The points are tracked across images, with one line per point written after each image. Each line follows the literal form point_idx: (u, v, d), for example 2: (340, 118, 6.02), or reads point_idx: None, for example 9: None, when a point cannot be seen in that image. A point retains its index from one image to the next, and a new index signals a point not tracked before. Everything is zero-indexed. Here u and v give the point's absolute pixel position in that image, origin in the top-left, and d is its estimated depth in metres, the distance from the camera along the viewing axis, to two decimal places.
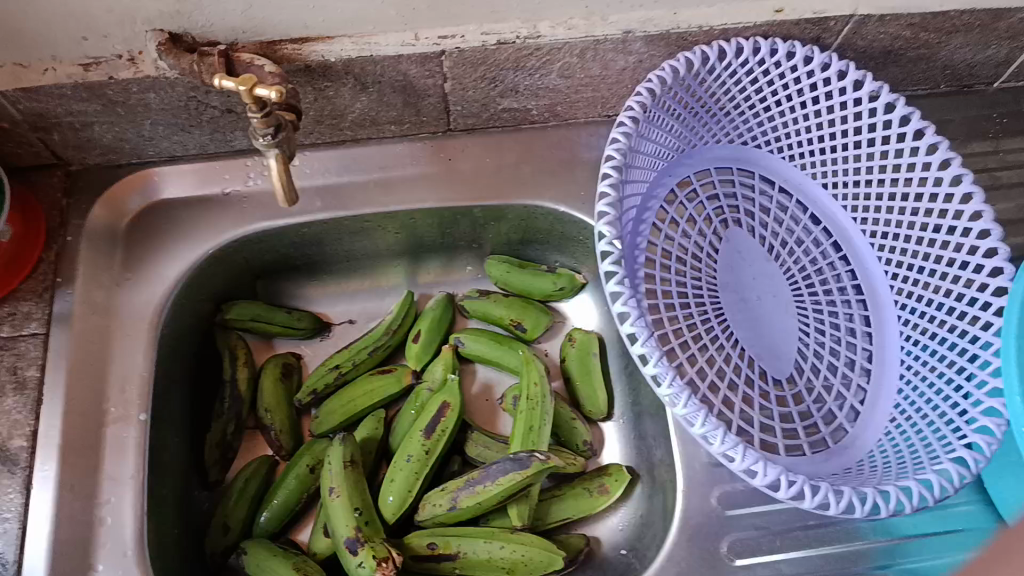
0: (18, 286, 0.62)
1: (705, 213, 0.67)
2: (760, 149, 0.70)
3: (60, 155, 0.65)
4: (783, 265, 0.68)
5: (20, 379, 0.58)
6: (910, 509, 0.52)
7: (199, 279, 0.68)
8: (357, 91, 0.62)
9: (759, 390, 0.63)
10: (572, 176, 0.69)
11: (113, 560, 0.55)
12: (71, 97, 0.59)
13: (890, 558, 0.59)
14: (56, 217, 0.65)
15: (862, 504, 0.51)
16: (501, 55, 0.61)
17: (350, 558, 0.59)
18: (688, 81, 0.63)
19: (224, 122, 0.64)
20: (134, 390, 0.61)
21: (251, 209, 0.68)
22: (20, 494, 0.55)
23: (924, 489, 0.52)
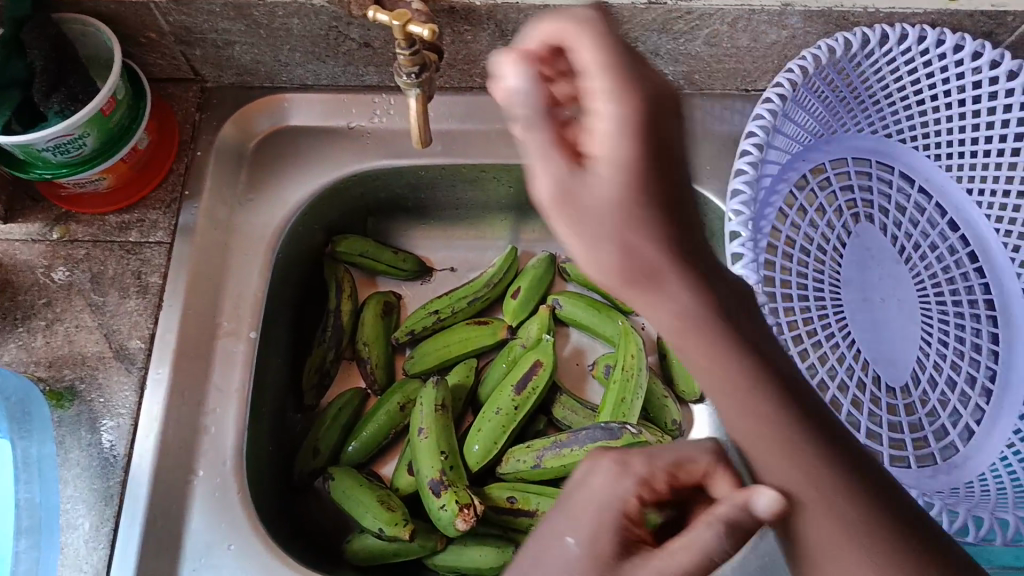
0: (147, 194, 0.64)
1: (836, 204, 0.63)
2: (904, 144, 0.64)
3: (198, 70, 0.66)
4: (913, 268, 0.64)
5: (143, 283, 0.61)
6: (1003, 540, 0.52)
7: (317, 210, 0.69)
8: (495, 37, 0.60)
9: (871, 396, 0.60)
10: (699, 150, 0.66)
11: (213, 465, 0.58)
12: (219, 15, 0.58)
13: None
14: (188, 131, 0.66)
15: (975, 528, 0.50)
16: (649, 15, 0.57)
17: (433, 499, 0.60)
18: (840, 62, 0.58)
19: (359, 56, 0.63)
20: (248, 308, 0.63)
21: (371, 145, 0.68)
22: (134, 392, 0.58)
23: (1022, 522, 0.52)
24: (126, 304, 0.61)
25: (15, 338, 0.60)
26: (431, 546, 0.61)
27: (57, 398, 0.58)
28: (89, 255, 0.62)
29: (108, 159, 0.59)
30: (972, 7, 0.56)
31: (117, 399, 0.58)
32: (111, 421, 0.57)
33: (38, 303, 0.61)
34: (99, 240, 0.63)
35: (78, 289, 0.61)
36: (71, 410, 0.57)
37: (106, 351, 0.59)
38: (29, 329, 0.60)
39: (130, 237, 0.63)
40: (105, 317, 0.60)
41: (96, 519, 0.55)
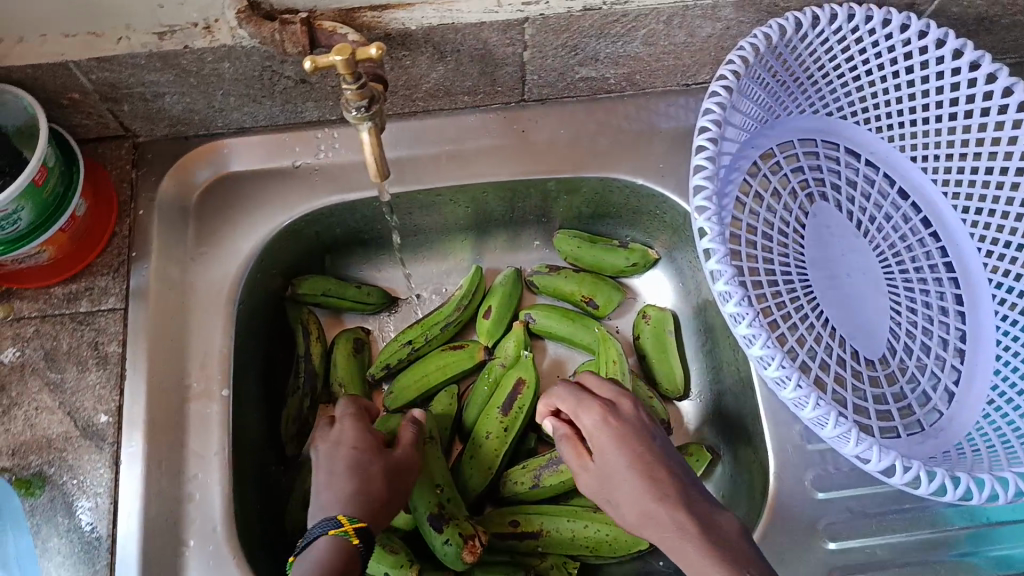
0: (92, 261, 0.61)
1: (789, 186, 0.65)
2: (845, 119, 0.66)
3: (129, 126, 0.63)
4: (873, 241, 0.65)
5: (102, 354, 0.59)
6: (1004, 500, 0.50)
7: (272, 254, 0.67)
8: (435, 60, 0.59)
9: (850, 370, 0.61)
10: (650, 149, 0.67)
11: (203, 534, 0.56)
12: (144, 67, 0.56)
13: (978, 545, 0.58)
14: (126, 188, 0.64)
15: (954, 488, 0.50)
16: (586, 22, 0.57)
17: (435, 535, 0.60)
18: (777, 49, 0.59)
19: (296, 93, 0.61)
20: (216, 365, 0.61)
21: (322, 182, 0.66)
22: (110, 469, 0.56)
23: (1022, 480, 0.51)
24: (87, 378, 0.58)
25: None
26: None
27: (27, 486, 0.55)
28: (39, 331, 0.60)
29: (46, 231, 0.56)
30: None
31: (92, 478, 0.56)
32: (88, 502, 0.55)
33: None
34: (46, 315, 0.60)
35: (31, 368, 0.59)
36: (43, 497, 0.55)
37: (72, 431, 0.57)
38: None
39: (80, 307, 0.60)
40: (66, 395, 0.58)
41: None
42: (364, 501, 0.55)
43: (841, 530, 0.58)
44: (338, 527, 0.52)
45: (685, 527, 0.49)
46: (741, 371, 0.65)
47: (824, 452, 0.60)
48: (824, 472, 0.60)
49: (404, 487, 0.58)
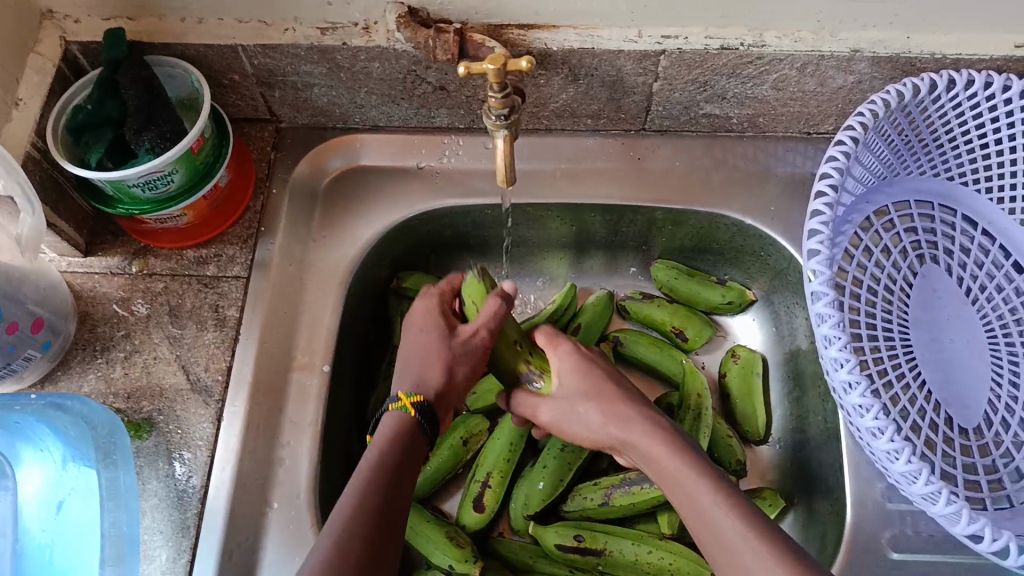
0: (224, 230, 0.66)
1: (901, 245, 0.64)
2: (968, 187, 0.65)
3: (275, 112, 0.68)
4: (980, 309, 0.64)
5: (220, 316, 0.63)
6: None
7: (384, 246, 0.70)
8: (567, 81, 0.62)
9: (943, 435, 0.60)
10: (763, 191, 0.67)
11: (287, 499, 0.59)
12: (302, 57, 0.60)
13: None
14: (263, 168, 0.68)
15: None
16: (720, 60, 0.59)
17: (473, 488, 0.66)
18: (907, 107, 0.60)
19: (432, 99, 0.65)
20: (320, 342, 0.64)
21: (441, 184, 0.69)
22: (212, 424, 0.60)
23: None
24: (203, 337, 0.62)
25: (94, 368, 0.61)
26: None
27: (136, 429, 0.59)
28: (167, 288, 0.64)
29: (192, 196, 0.61)
30: None
31: (195, 430, 0.59)
32: (188, 452, 0.59)
33: (117, 335, 0.62)
34: (176, 274, 0.64)
35: (156, 320, 0.63)
36: (149, 441, 0.59)
37: (183, 383, 0.61)
38: (108, 360, 0.62)
39: (207, 270, 0.64)
40: (182, 350, 0.62)
41: (173, 550, 0.56)
42: (428, 377, 0.55)
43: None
44: (396, 402, 0.54)
45: (658, 434, 0.52)
46: (827, 422, 0.64)
47: (904, 513, 0.59)
48: (902, 535, 0.58)
49: (467, 365, 0.56)
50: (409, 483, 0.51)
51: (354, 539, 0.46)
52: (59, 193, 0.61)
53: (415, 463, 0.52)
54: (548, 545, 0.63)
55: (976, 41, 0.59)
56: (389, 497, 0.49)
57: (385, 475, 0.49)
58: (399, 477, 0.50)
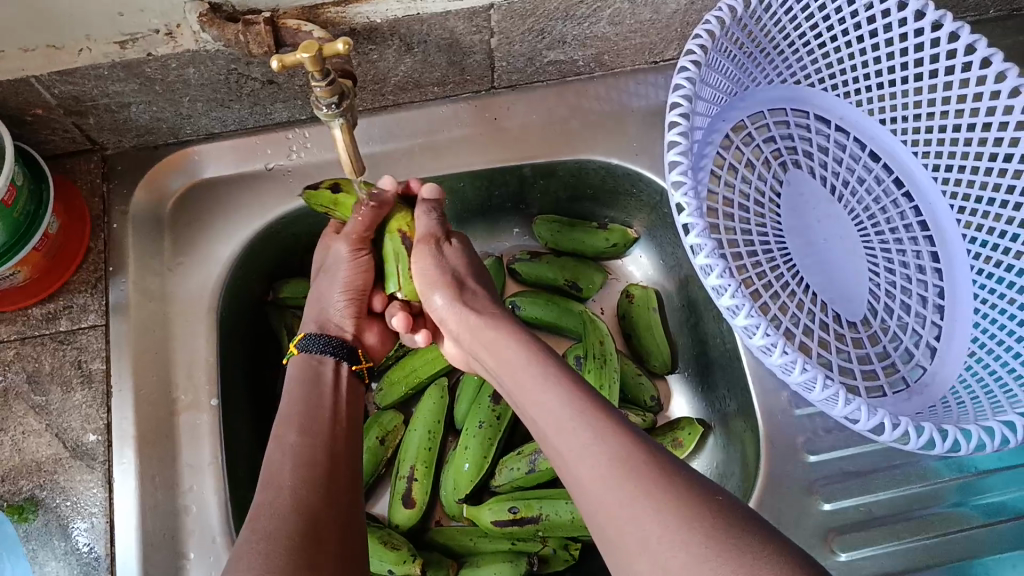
0: (69, 278, 0.60)
1: (763, 155, 0.65)
2: (813, 87, 0.66)
3: (95, 138, 0.62)
4: (847, 205, 0.66)
5: (86, 372, 0.58)
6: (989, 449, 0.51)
7: (251, 259, 0.66)
8: (401, 53, 0.59)
9: (834, 333, 0.62)
10: (622, 129, 0.67)
11: (203, 545, 0.55)
12: (108, 78, 0.55)
13: (965, 496, 0.59)
14: (98, 204, 0.63)
15: (943, 441, 0.51)
16: (551, 5, 0.57)
17: (398, 485, 0.64)
18: (742, 21, 0.60)
19: (265, 94, 0.61)
20: (202, 376, 0.60)
21: (297, 182, 0.65)
22: (104, 488, 0.55)
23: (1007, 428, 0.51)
24: (72, 398, 0.57)
25: None
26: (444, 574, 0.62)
27: (19, 512, 0.55)
28: (20, 354, 0.59)
29: (20, 252, 0.56)
30: None
31: (85, 498, 0.55)
32: (84, 523, 0.55)
33: None
34: (27, 337, 0.59)
35: (16, 392, 0.58)
36: (37, 521, 0.55)
37: (62, 452, 0.56)
38: None
39: (59, 327, 0.59)
40: (52, 417, 0.57)
41: None
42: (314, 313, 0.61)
43: (835, 491, 0.59)
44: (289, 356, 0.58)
45: None
46: (726, 344, 0.65)
47: (813, 417, 0.61)
48: (816, 437, 0.60)
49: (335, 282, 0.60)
50: (332, 431, 0.52)
51: (286, 510, 0.44)
52: None
53: (334, 398, 0.54)
54: (485, 524, 0.62)
55: None
56: (314, 453, 0.49)
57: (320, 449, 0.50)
58: (312, 438, 0.50)
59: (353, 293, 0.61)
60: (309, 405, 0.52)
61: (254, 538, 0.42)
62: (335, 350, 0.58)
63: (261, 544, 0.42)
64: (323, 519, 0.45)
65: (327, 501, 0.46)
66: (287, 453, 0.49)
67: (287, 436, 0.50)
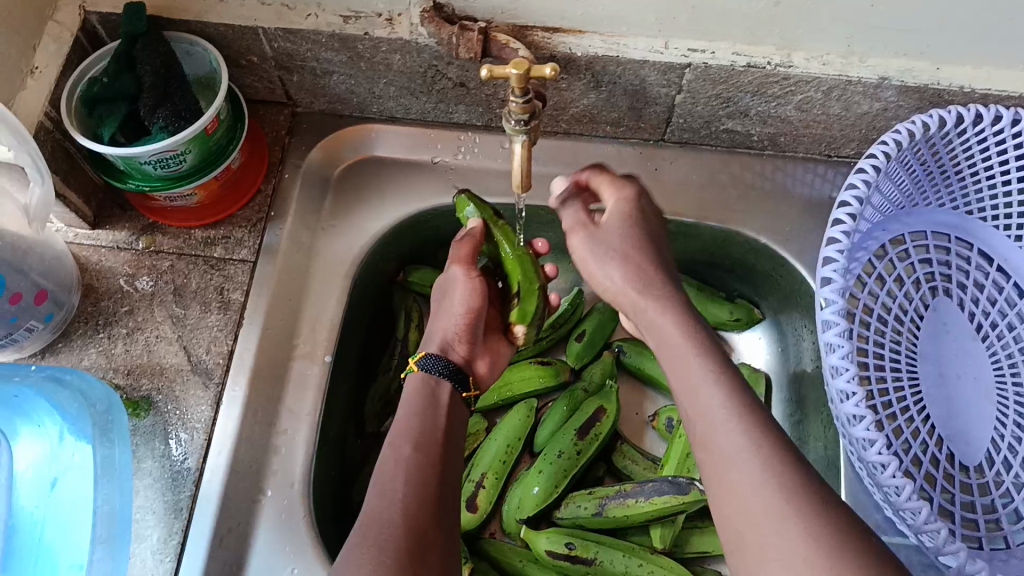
0: (234, 213, 0.65)
1: (914, 275, 0.63)
2: (984, 221, 0.64)
3: (292, 95, 0.67)
4: (989, 347, 0.63)
5: (225, 300, 0.63)
6: None
7: (393, 238, 0.69)
8: (589, 87, 0.61)
9: (943, 472, 0.59)
10: (778, 211, 0.67)
11: (281, 487, 0.58)
12: (323, 45, 0.60)
13: None
14: (277, 152, 0.68)
15: None
16: (746, 78, 0.58)
17: (466, 487, 0.66)
18: (932, 138, 0.59)
19: (452, 95, 0.64)
20: (324, 332, 0.64)
21: (455, 180, 0.68)
22: (210, 408, 0.59)
23: None
24: (207, 319, 0.62)
25: (95, 342, 0.61)
26: None
27: (134, 407, 0.59)
28: (173, 267, 0.64)
29: (202, 177, 0.61)
30: None
31: (192, 412, 0.59)
32: (184, 434, 0.59)
33: (120, 311, 0.62)
34: (183, 253, 0.64)
35: (160, 299, 0.63)
36: (146, 420, 0.59)
37: (184, 364, 0.61)
38: (110, 335, 0.61)
39: (214, 252, 0.64)
40: (185, 330, 0.62)
41: (164, 531, 0.56)
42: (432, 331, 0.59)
43: None
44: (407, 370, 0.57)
45: None
46: (827, 450, 0.64)
47: (899, 549, 0.58)
48: None
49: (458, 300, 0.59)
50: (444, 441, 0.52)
51: (392, 523, 0.46)
52: (71, 162, 0.60)
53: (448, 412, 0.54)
54: (539, 551, 0.62)
55: (1007, 76, 0.58)
56: (424, 466, 0.50)
57: (428, 444, 0.51)
58: (425, 448, 0.51)
59: (471, 314, 0.59)
60: (427, 410, 0.53)
61: (364, 544, 0.45)
62: (453, 375, 0.56)
63: (371, 554, 0.44)
64: (427, 541, 0.46)
65: (432, 515, 0.48)
66: (400, 462, 0.50)
67: (404, 447, 0.51)
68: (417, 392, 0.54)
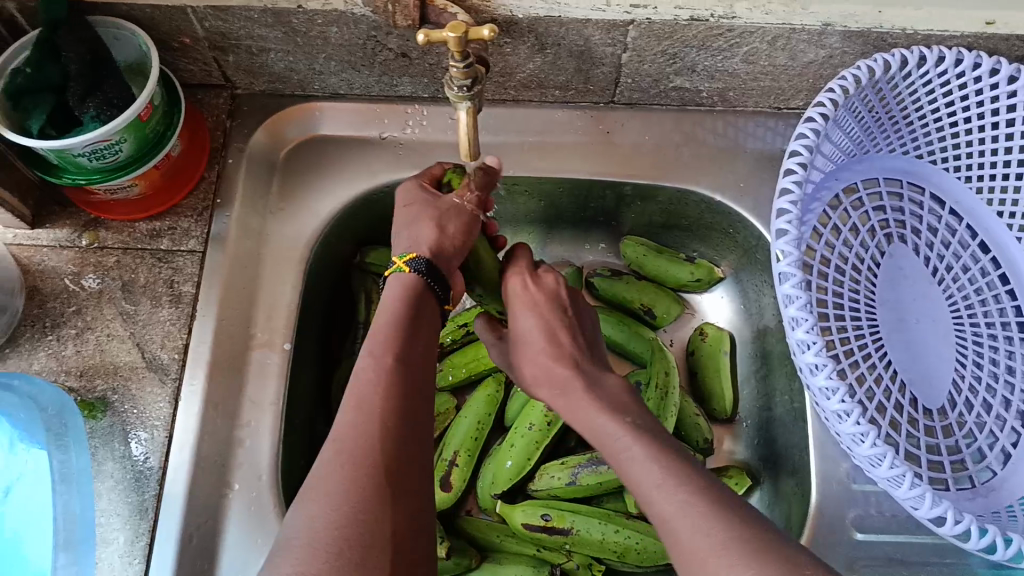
0: (179, 201, 0.63)
1: (869, 223, 0.64)
2: (935, 165, 0.65)
3: (230, 77, 0.65)
4: (946, 290, 0.64)
5: (176, 292, 0.61)
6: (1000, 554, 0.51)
7: (347, 219, 0.68)
8: (534, 51, 0.60)
9: (907, 416, 0.60)
10: (731, 166, 0.67)
11: (248, 479, 0.57)
12: (257, 21, 0.58)
13: None
14: (220, 137, 0.66)
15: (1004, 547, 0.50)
16: (691, 32, 0.57)
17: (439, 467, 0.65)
18: (878, 83, 0.59)
19: (395, 67, 0.62)
20: (281, 319, 0.63)
21: (405, 156, 0.67)
22: (169, 404, 0.58)
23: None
24: (159, 313, 0.60)
25: (44, 345, 0.59)
26: (466, 563, 0.62)
27: (89, 408, 0.57)
28: (120, 263, 0.62)
29: (142, 166, 0.59)
30: (1009, 31, 0.58)
31: (151, 410, 0.58)
32: (144, 433, 0.57)
33: (68, 312, 0.60)
34: (129, 248, 0.62)
35: (109, 296, 0.61)
36: (103, 421, 0.57)
37: (138, 361, 0.59)
38: (59, 337, 0.60)
39: (161, 245, 0.62)
40: (137, 327, 0.60)
41: (131, 533, 0.55)
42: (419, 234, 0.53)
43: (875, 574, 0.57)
44: (394, 267, 0.53)
45: None
46: (794, 402, 0.64)
47: (868, 494, 0.59)
48: (865, 514, 0.59)
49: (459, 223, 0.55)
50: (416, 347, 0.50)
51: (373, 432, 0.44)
52: (3, 161, 0.58)
53: (422, 324, 0.51)
54: (515, 524, 0.63)
55: (949, 15, 0.58)
56: (405, 381, 0.48)
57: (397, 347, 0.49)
58: (403, 355, 0.49)
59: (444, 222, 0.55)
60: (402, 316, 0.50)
61: (342, 455, 0.43)
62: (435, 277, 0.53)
63: (350, 466, 0.42)
64: (404, 454, 0.44)
65: (408, 412, 0.46)
66: (380, 377, 0.47)
67: (385, 358, 0.48)
68: (391, 305, 0.51)
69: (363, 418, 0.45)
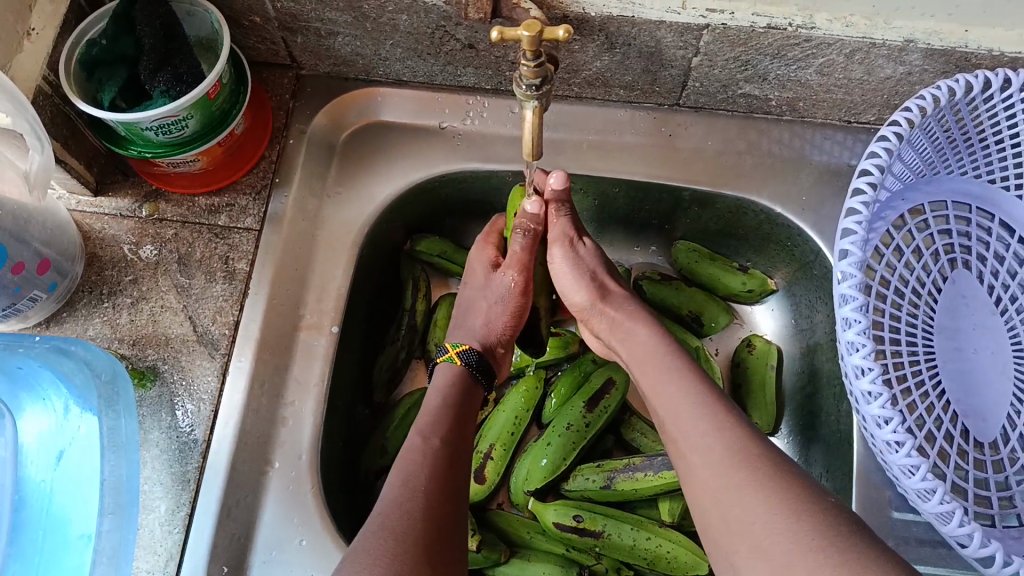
0: (239, 179, 0.64)
1: (933, 246, 0.62)
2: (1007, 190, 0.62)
3: (296, 57, 0.66)
4: (1008, 320, 0.62)
5: (230, 269, 0.62)
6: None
7: (401, 207, 0.68)
8: (603, 49, 0.59)
9: (958, 447, 0.58)
10: (794, 178, 0.65)
11: (288, 459, 0.58)
12: (328, 5, 0.58)
13: None
14: (281, 118, 0.66)
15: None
16: (767, 40, 0.56)
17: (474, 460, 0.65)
18: (957, 104, 0.57)
19: (461, 57, 0.62)
20: (330, 303, 0.63)
21: (463, 146, 0.67)
22: (217, 379, 0.59)
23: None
24: (212, 289, 0.61)
25: (100, 312, 0.60)
26: (495, 557, 0.62)
27: (140, 377, 0.58)
28: (177, 236, 0.62)
29: (204, 143, 0.59)
30: None
31: (200, 383, 0.59)
32: (191, 405, 0.58)
33: (125, 281, 0.61)
34: (187, 222, 0.63)
35: (165, 268, 0.62)
36: (152, 391, 0.58)
37: (190, 334, 0.60)
38: (115, 305, 0.61)
39: (218, 221, 0.63)
40: (190, 300, 0.61)
41: (172, 502, 0.56)
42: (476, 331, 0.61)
43: None
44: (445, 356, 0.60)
45: None
46: (839, 425, 0.63)
47: (910, 524, 0.58)
48: (905, 545, 0.57)
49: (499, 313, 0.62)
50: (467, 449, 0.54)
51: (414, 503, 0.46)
52: (71, 129, 0.59)
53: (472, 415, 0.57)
54: (547, 523, 0.62)
55: None
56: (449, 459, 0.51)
57: (439, 422, 0.53)
58: (450, 442, 0.52)
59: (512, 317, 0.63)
60: (452, 408, 0.55)
61: (378, 524, 0.45)
62: (483, 372, 0.60)
63: (391, 525, 0.44)
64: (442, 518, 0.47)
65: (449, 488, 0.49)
66: (426, 454, 0.50)
67: (430, 439, 0.52)
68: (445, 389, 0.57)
69: (405, 488, 0.47)
